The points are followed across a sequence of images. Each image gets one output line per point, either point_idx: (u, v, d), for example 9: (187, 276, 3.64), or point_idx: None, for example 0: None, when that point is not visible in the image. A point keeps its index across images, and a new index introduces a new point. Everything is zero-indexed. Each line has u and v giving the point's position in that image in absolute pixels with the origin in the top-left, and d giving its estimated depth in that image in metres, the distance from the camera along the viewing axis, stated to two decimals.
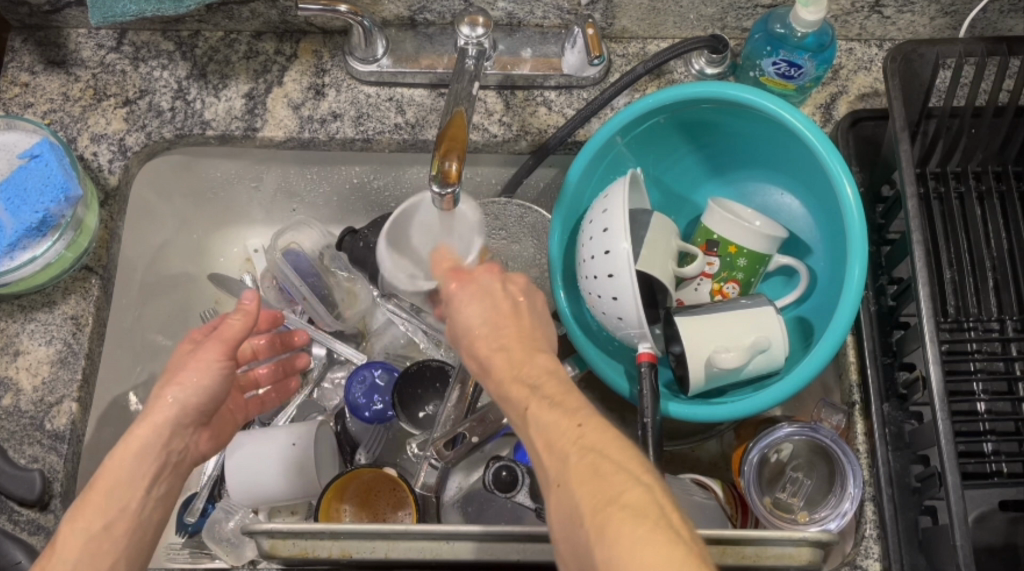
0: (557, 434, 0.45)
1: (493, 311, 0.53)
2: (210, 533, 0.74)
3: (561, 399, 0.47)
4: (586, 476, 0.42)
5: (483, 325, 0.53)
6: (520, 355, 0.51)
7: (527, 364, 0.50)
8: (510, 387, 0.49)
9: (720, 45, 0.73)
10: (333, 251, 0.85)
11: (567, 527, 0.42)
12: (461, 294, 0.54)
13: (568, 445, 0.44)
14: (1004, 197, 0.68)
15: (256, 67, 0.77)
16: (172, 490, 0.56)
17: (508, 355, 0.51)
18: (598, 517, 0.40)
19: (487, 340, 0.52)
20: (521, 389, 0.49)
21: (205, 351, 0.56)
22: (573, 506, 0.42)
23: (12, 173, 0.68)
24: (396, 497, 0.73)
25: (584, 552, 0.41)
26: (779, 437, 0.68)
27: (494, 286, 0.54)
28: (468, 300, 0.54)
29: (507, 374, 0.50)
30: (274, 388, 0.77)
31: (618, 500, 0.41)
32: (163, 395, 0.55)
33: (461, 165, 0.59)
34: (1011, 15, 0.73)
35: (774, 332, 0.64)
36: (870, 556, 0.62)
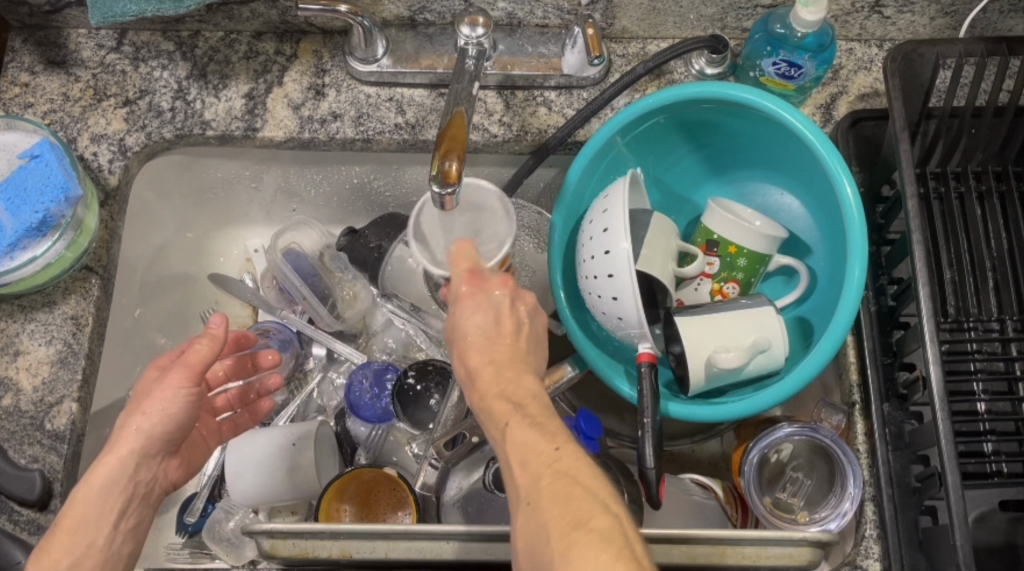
0: (532, 454, 0.46)
1: (489, 324, 0.53)
2: (210, 533, 0.74)
3: (542, 421, 0.48)
4: (557, 499, 0.43)
5: (477, 337, 0.53)
6: (505, 370, 0.51)
7: (514, 382, 0.50)
8: (493, 401, 0.49)
9: (720, 45, 0.73)
10: (333, 250, 0.85)
11: (530, 545, 0.43)
12: (469, 298, 0.54)
13: (541, 466, 0.45)
14: (1004, 197, 0.68)
15: (256, 67, 0.77)
16: (142, 521, 0.56)
17: (495, 369, 0.51)
18: (564, 540, 0.41)
19: (480, 353, 0.52)
20: (503, 405, 0.49)
21: (168, 379, 0.56)
22: (540, 525, 0.43)
23: (12, 173, 0.68)
24: (396, 497, 0.73)
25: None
26: (779, 437, 0.68)
27: (502, 300, 0.54)
28: (476, 306, 0.54)
29: (493, 389, 0.50)
30: (244, 410, 0.75)
31: (585, 524, 0.42)
32: (127, 425, 0.55)
33: (461, 165, 0.58)
34: (1011, 15, 0.73)
35: (774, 332, 0.64)
36: (870, 556, 0.62)
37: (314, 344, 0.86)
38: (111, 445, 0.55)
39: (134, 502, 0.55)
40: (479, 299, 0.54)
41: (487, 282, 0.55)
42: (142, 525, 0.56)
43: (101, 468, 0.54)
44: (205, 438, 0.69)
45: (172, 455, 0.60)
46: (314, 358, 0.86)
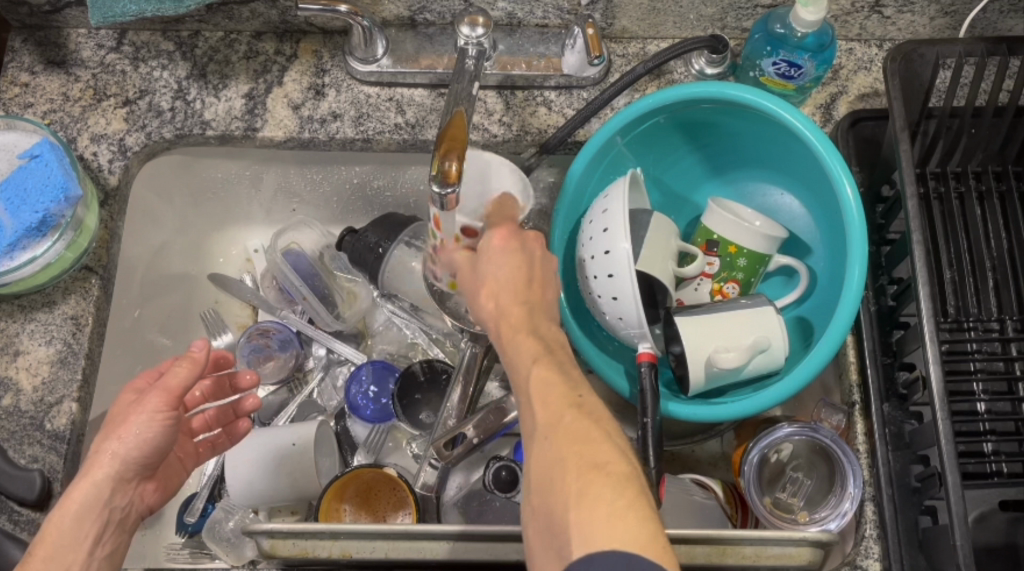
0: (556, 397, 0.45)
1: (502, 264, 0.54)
2: (211, 533, 0.73)
3: (569, 370, 0.48)
4: (575, 440, 0.43)
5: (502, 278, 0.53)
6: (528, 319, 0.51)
7: (543, 329, 0.51)
8: (521, 344, 0.49)
9: (720, 45, 0.73)
10: (333, 251, 0.85)
11: (543, 481, 0.42)
12: (500, 249, 0.54)
13: (563, 407, 0.44)
14: (1004, 197, 0.68)
15: (256, 67, 0.77)
16: (117, 545, 0.57)
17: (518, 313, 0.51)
18: (578, 479, 0.41)
19: (511, 295, 0.52)
20: (534, 346, 0.49)
21: (149, 400, 0.56)
22: (555, 463, 0.42)
23: (12, 173, 0.68)
24: (396, 496, 0.73)
25: (553, 511, 0.41)
26: (779, 437, 0.68)
27: (532, 252, 0.55)
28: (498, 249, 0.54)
29: (523, 331, 0.50)
30: (223, 431, 0.71)
31: (602, 466, 0.41)
32: (100, 451, 0.55)
33: (462, 165, 0.59)
34: (1011, 15, 0.73)
35: (775, 332, 0.64)
36: (870, 556, 0.62)
37: (314, 344, 0.86)
38: (86, 469, 0.55)
39: (110, 526, 0.56)
40: (509, 243, 0.54)
41: (514, 237, 0.55)
42: (119, 549, 0.57)
43: (76, 494, 0.54)
44: (182, 461, 0.67)
45: (147, 477, 0.60)
46: (314, 358, 0.86)
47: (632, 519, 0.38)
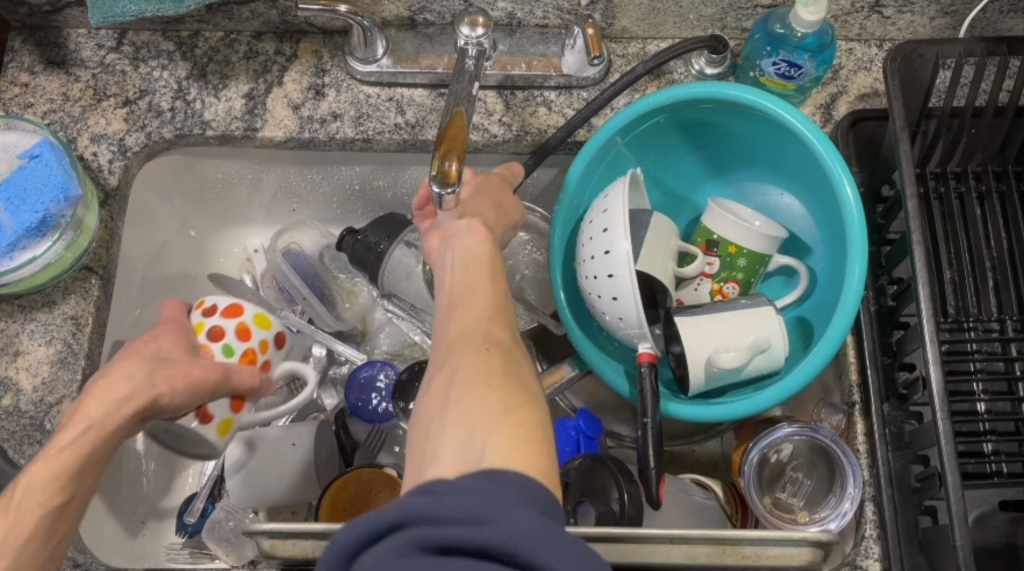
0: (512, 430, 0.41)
1: (474, 245, 0.56)
2: (210, 533, 0.70)
3: (499, 333, 0.49)
4: (498, 387, 0.44)
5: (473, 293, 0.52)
6: (497, 334, 0.48)
7: (499, 287, 0.53)
8: (476, 297, 0.51)
9: (720, 45, 0.73)
10: (332, 251, 0.86)
11: (427, 428, 0.44)
12: (478, 197, 0.62)
13: (495, 364, 0.46)
14: (1004, 197, 0.68)
15: (256, 67, 0.77)
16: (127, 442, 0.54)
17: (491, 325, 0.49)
18: (500, 412, 0.43)
19: (484, 255, 0.55)
20: (486, 303, 0.51)
21: (188, 367, 0.55)
22: (461, 406, 0.43)
23: (12, 173, 0.68)
24: (396, 497, 0.72)
25: (428, 451, 0.42)
26: (779, 437, 0.68)
27: (490, 199, 0.63)
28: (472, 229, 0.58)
29: (489, 291, 0.52)
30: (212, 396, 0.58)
31: (517, 408, 0.43)
32: (154, 380, 0.53)
33: (462, 165, 0.58)
34: (1011, 15, 0.73)
35: (774, 332, 0.64)
36: (870, 556, 0.62)
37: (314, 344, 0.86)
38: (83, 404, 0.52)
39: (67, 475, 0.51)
40: (484, 236, 0.58)
41: (492, 219, 0.61)
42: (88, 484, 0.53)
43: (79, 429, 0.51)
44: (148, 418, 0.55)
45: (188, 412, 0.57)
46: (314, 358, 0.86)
47: (515, 444, 0.41)
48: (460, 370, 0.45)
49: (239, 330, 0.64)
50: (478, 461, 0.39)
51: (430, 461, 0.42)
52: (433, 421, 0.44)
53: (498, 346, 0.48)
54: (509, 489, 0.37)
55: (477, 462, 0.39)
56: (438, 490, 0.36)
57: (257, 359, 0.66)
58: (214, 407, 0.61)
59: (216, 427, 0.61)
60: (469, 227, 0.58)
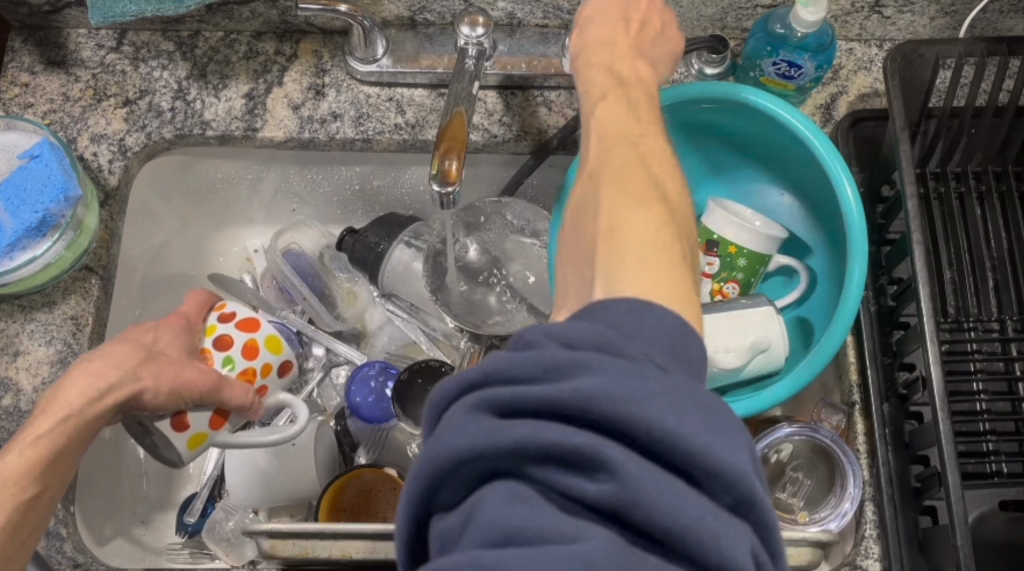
0: (644, 225, 0.41)
1: (620, 35, 0.55)
2: (211, 533, 0.72)
3: (642, 135, 0.48)
4: (622, 186, 0.44)
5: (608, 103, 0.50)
6: (636, 132, 0.48)
7: (635, 80, 0.53)
8: (615, 112, 0.50)
9: (720, 45, 0.73)
10: (332, 251, 0.86)
11: (578, 220, 0.46)
12: (592, 17, 0.57)
13: (614, 172, 0.45)
14: (1004, 197, 0.68)
15: (256, 67, 0.77)
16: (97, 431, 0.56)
17: (626, 142, 0.47)
18: (611, 241, 0.41)
19: (610, 31, 0.55)
20: (624, 115, 0.49)
21: (181, 366, 0.56)
22: (591, 225, 0.44)
23: (12, 173, 0.68)
24: (397, 498, 0.72)
25: (588, 259, 0.43)
26: (779, 437, 0.68)
27: (639, 6, 0.57)
28: (608, 43, 0.55)
29: (616, 88, 0.51)
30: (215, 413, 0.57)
31: (636, 225, 0.42)
32: (139, 372, 0.55)
33: (461, 164, 0.59)
34: (1011, 15, 0.73)
35: (775, 334, 0.65)
36: (870, 556, 0.63)
37: (313, 344, 0.85)
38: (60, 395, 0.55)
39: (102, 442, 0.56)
40: (607, 62, 0.53)
41: (616, 18, 0.56)
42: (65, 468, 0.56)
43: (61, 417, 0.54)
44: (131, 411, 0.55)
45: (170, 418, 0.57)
46: (314, 358, 0.85)
47: (650, 267, 0.39)
48: (598, 123, 0.49)
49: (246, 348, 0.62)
50: (594, 285, 0.40)
51: (587, 269, 0.43)
52: (575, 220, 0.47)
53: (641, 142, 0.47)
54: (659, 333, 0.35)
55: (591, 293, 0.41)
56: (558, 328, 0.35)
57: (257, 380, 0.62)
58: (194, 416, 0.56)
59: (187, 438, 0.56)
60: (601, 18, 0.56)
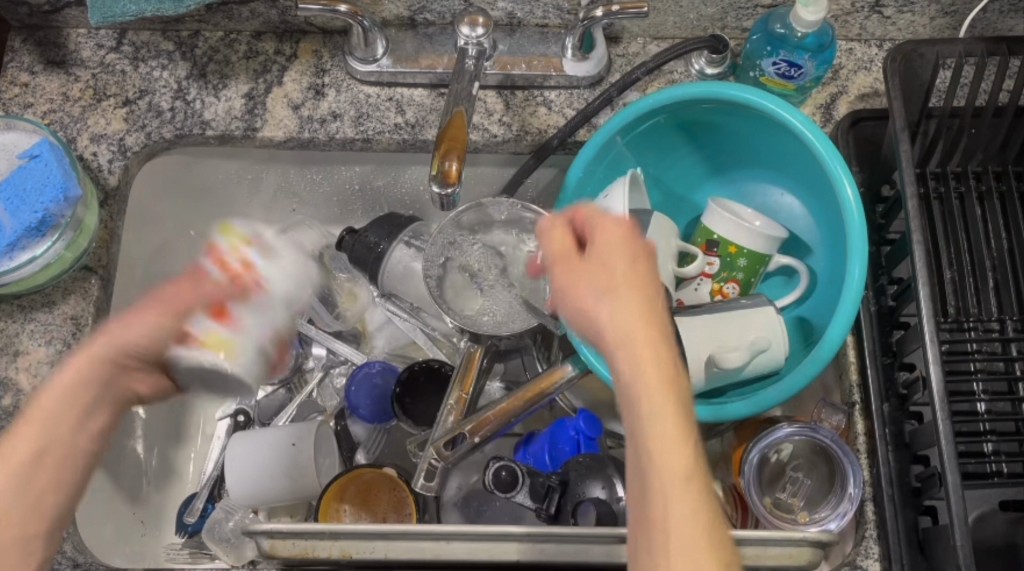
0: (665, 446, 0.41)
1: (625, 256, 0.47)
2: (210, 533, 0.72)
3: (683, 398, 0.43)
4: (680, 491, 0.40)
5: (620, 297, 0.46)
6: (680, 412, 0.42)
7: (662, 343, 0.44)
8: (659, 400, 0.42)
9: (720, 45, 0.73)
10: (332, 251, 0.85)
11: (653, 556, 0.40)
12: (604, 238, 0.49)
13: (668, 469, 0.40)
14: (1004, 197, 0.68)
15: (256, 67, 0.77)
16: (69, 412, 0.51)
17: (647, 329, 0.44)
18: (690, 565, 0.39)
19: (626, 273, 0.47)
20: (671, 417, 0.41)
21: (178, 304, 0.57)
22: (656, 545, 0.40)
23: (11, 173, 0.68)
24: (396, 497, 0.72)
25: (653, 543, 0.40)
26: (779, 437, 0.67)
27: (635, 264, 0.47)
28: (612, 241, 0.48)
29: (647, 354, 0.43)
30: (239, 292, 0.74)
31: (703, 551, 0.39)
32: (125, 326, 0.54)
33: (461, 165, 0.59)
34: (1011, 15, 0.73)
35: (776, 333, 0.65)
36: (870, 556, 0.63)
37: (313, 344, 0.85)
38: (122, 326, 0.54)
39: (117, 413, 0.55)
40: (632, 279, 0.46)
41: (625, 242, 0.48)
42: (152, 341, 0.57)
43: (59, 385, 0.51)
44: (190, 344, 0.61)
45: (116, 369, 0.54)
46: (314, 358, 0.86)
47: None
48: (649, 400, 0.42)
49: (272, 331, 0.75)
50: None
51: None
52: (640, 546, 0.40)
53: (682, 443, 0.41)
54: None
55: None
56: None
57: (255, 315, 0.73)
58: None
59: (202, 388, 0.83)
60: (613, 254, 0.48)
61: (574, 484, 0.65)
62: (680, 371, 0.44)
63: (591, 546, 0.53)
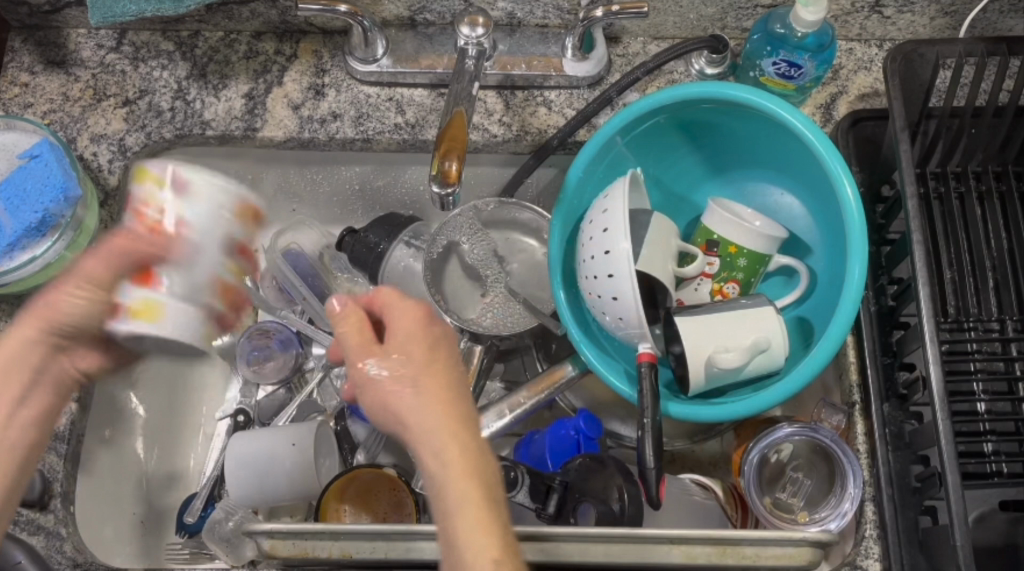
0: (474, 524, 0.46)
1: (400, 335, 0.54)
2: (211, 533, 0.71)
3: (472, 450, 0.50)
4: (480, 518, 0.46)
5: (429, 395, 0.51)
6: (469, 458, 0.49)
7: (423, 406, 0.51)
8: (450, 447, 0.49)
9: (720, 44, 0.73)
10: (332, 251, 0.86)
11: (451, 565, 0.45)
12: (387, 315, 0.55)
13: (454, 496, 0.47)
14: (1004, 197, 0.68)
15: (255, 67, 0.77)
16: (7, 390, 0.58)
17: (447, 419, 0.50)
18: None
19: (409, 345, 0.54)
20: (456, 456, 0.49)
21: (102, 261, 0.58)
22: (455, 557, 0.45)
23: (12, 173, 0.68)
24: (396, 498, 0.72)
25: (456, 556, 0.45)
26: (779, 437, 0.67)
27: (416, 328, 0.54)
28: (411, 333, 0.54)
29: (423, 402, 0.51)
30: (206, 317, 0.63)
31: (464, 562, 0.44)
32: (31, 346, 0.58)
33: (461, 165, 0.59)
34: (1011, 15, 0.73)
35: (775, 333, 0.64)
36: (870, 556, 0.63)
37: (313, 344, 0.86)
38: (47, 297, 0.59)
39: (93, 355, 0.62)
40: (417, 343, 0.54)
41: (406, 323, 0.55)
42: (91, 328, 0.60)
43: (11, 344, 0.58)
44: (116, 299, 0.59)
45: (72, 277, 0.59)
46: (314, 358, 0.85)
47: None
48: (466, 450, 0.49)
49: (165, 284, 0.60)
50: None
51: None
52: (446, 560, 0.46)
53: (463, 479, 0.48)
54: None
55: None
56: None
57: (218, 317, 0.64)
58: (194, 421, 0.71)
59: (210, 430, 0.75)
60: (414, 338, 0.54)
61: (574, 484, 0.65)
62: (485, 458, 0.50)
63: (592, 545, 0.52)
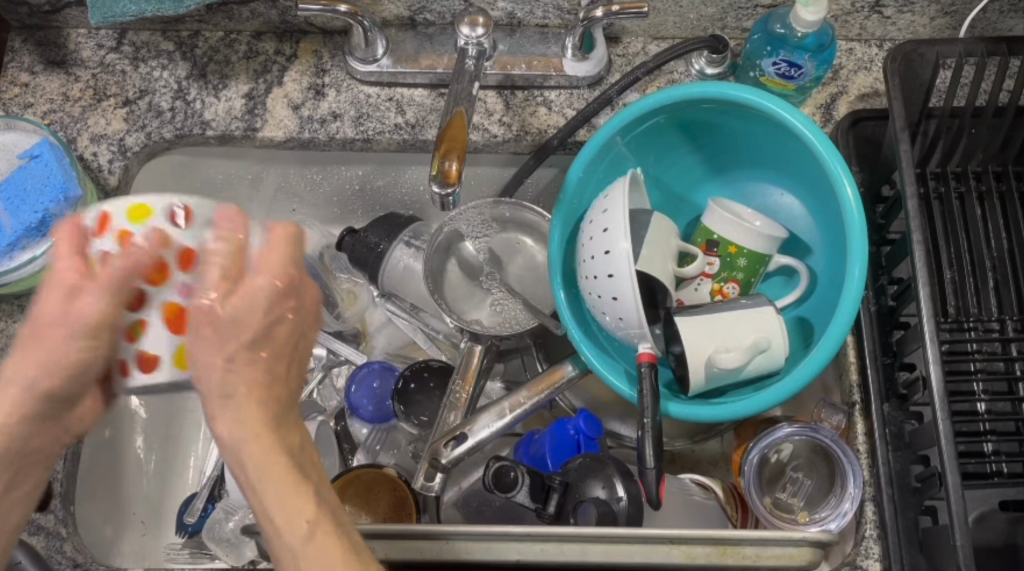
0: (320, 548, 0.44)
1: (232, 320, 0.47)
2: (210, 533, 0.72)
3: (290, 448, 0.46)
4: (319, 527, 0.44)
5: (251, 371, 0.46)
6: (280, 455, 0.45)
7: (248, 398, 0.46)
8: (264, 451, 0.45)
9: (720, 45, 0.73)
10: (332, 251, 0.87)
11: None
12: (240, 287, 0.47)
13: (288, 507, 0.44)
14: (1004, 197, 0.68)
15: (255, 67, 0.77)
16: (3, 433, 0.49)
17: (263, 413, 0.46)
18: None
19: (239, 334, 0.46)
20: (255, 449, 0.45)
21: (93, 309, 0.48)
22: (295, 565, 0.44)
23: (12, 174, 0.68)
24: (396, 497, 0.72)
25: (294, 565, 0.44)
26: (779, 437, 0.67)
27: (265, 308, 0.47)
28: (255, 304, 0.47)
29: (241, 407, 0.45)
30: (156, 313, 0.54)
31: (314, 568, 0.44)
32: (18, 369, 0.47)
33: (461, 165, 0.59)
34: (1011, 15, 0.73)
35: (776, 333, 0.64)
36: (870, 556, 0.63)
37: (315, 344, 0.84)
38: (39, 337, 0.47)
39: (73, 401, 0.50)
40: (246, 325, 0.46)
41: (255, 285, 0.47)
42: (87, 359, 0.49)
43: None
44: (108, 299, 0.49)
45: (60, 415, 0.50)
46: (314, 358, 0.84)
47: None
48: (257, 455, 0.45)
49: (182, 257, 0.55)
50: None
51: None
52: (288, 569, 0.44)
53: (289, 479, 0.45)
54: None
55: None
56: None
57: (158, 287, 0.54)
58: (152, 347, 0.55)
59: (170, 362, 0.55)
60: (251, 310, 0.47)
61: (574, 484, 0.65)
62: (305, 457, 0.47)
63: (592, 546, 0.53)
